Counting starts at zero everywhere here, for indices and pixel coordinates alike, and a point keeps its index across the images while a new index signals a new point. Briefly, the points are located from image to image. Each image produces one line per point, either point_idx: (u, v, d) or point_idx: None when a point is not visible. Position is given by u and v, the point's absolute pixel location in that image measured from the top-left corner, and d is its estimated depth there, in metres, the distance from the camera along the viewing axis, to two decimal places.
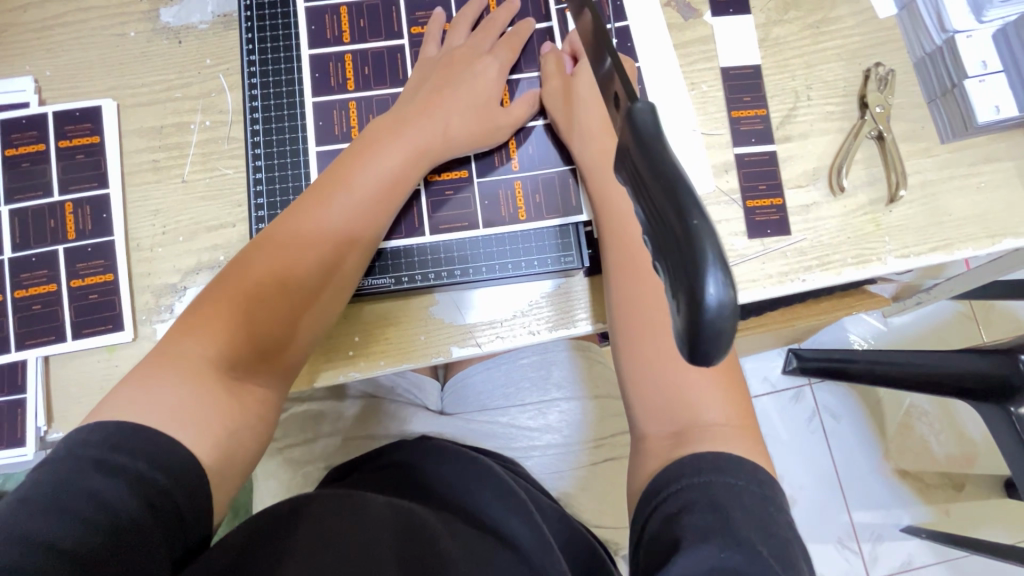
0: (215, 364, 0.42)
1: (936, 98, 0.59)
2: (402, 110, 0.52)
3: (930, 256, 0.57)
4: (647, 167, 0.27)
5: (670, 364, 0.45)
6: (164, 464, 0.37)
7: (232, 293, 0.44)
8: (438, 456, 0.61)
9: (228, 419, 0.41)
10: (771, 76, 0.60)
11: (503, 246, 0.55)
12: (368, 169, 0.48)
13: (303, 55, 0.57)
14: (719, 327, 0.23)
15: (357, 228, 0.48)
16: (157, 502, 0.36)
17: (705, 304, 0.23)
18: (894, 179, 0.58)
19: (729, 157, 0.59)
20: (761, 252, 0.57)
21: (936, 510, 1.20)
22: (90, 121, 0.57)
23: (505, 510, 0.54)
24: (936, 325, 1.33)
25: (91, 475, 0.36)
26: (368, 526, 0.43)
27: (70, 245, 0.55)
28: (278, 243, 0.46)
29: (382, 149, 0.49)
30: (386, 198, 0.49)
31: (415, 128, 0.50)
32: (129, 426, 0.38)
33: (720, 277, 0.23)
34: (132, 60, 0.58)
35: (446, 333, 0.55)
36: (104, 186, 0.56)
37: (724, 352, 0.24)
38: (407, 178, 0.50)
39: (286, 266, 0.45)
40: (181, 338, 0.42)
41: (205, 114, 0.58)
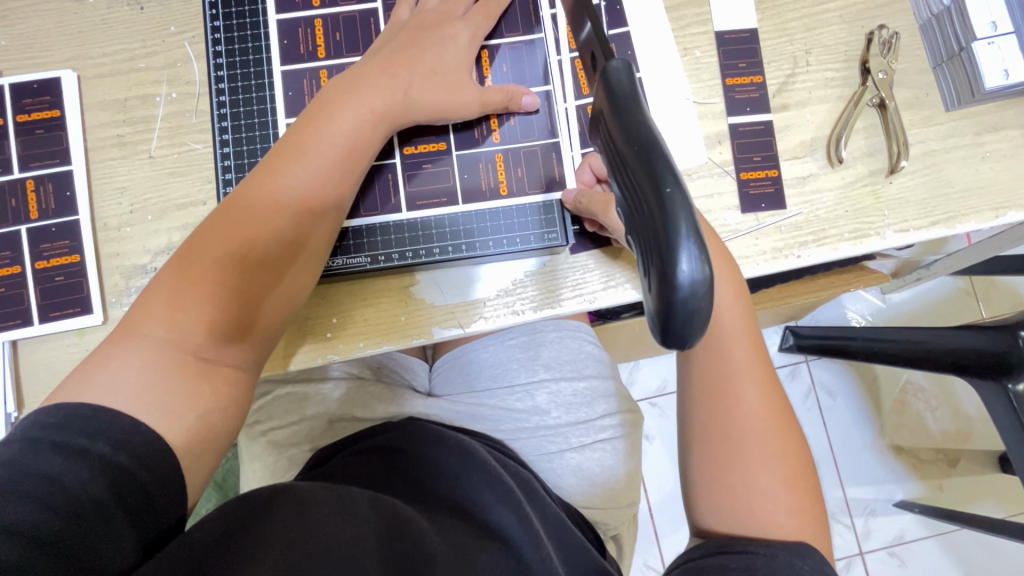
0: (176, 346, 0.40)
1: (942, 62, 0.56)
2: (358, 70, 0.48)
3: (930, 230, 0.55)
4: (623, 132, 0.25)
5: (741, 463, 0.43)
6: (132, 447, 0.36)
7: (195, 271, 0.42)
8: (428, 442, 0.59)
9: (195, 402, 0.40)
10: (768, 40, 0.57)
11: (484, 222, 0.52)
12: (327, 135, 0.45)
13: (271, 21, 0.53)
14: (692, 308, 0.22)
15: (317, 201, 0.45)
16: (124, 489, 0.35)
17: (678, 283, 0.22)
18: (895, 149, 0.55)
19: (723, 127, 0.56)
20: (755, 227, 0.54)
21: (930, 485, 1.21)
22: (48, 94, 0.54)
23: (491, 498, 0.53)
24: (936, 302, 1.31)
25: (52, 458, 0.34)
26: (355, 522, 0.42)
27: (34, 225, 0.53)
28: (237, 220, 0.43)
29: (349, 112, 0.46)
30: (354, 165, 0.47)
31: (375, 91, 0.47)
32: (95, 408, 0.37)
33: (694, 252, 0.22)
34: (91, 27, 0.55)
35: (426, 313, 0.53)
36: (67, 163, 0.53)
37: (700, 334, 0.23)
38: (373, 146, 0.47)
39: (247, 244, 0.43)
40: (145, 320, 0.40)
41: (170, 85, 0.55)
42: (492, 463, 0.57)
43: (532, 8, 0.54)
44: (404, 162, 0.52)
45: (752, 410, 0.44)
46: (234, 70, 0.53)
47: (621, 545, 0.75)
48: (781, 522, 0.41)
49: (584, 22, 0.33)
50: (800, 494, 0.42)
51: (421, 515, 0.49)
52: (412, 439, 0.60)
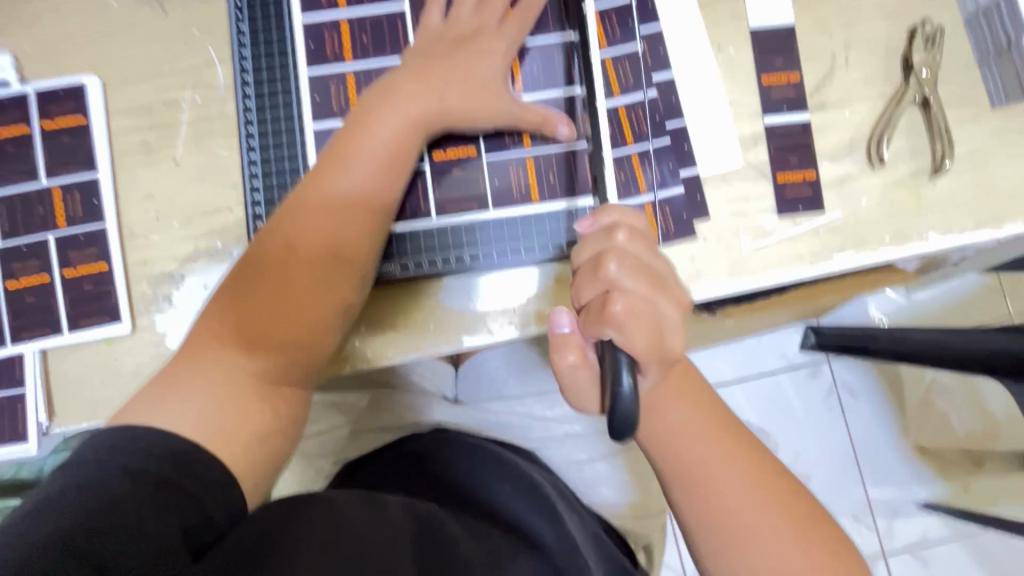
0: (233, 367, 0.42)
1: (988, 58, 0.54)
2: (394, 77, 0.47)
3: (975, 233, 0.53)
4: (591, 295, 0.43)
5: (744, 524, 0.43)
6: (190, 467, 0.38)
7: (252, 294, 0.43)
8: (462, 451, 0.60)
9: (248, 424, 0.42)
10: (805, 37, 0.55)
11: (515, 227, 0.51)
12: (366, 144, 0.44)
13: (295, 23, 0.52)
14: (627, 409, 0.38)
15: (359, 209, 0.44)
16: (184, 508, 0.36)
17: (622, 390, 0.38)
18: (938, 148, 0.53)
19: (758, 127, 0.54)
20: (792, 231, 0.53)
21: (956, 487, 1.18)
22: (74, 100, 0.53)
23: (527, 509, 0.53)
24: (963, 300, 1.28)
25: (117, 479, 0.35)
26: (386, 524, 0.41)
27: (61, 233, 0.52)
28: (285, 232, 0.43)
29: (385, 119, 0.45)
30: (395, 171, 0.46)
31: (413, 97, 0.46)
32: (158, 430, 0.39)
33: (627, 370, 0.39)
34: (115, 32, 0.54)
35: (456, 320, 0.52)
36: (93, 169, 0.53)
37: (632, 429, 0.38)
38: (412, 150, 0.46)
39: (298, 259, 0.43)
40: (208, 345, 0.43)
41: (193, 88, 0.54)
42: (525, 472, 0.58)
43: (562, 7, 0.53)
44: (434, 168, 0.51)
45: (718, 467, 0.45)
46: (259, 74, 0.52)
47: (653, 555, 0.72)
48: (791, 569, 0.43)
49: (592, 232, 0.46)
50: (807, 539, 0.43)
51: (454, 518, 0.48)
52: (443, 447, 0.60)
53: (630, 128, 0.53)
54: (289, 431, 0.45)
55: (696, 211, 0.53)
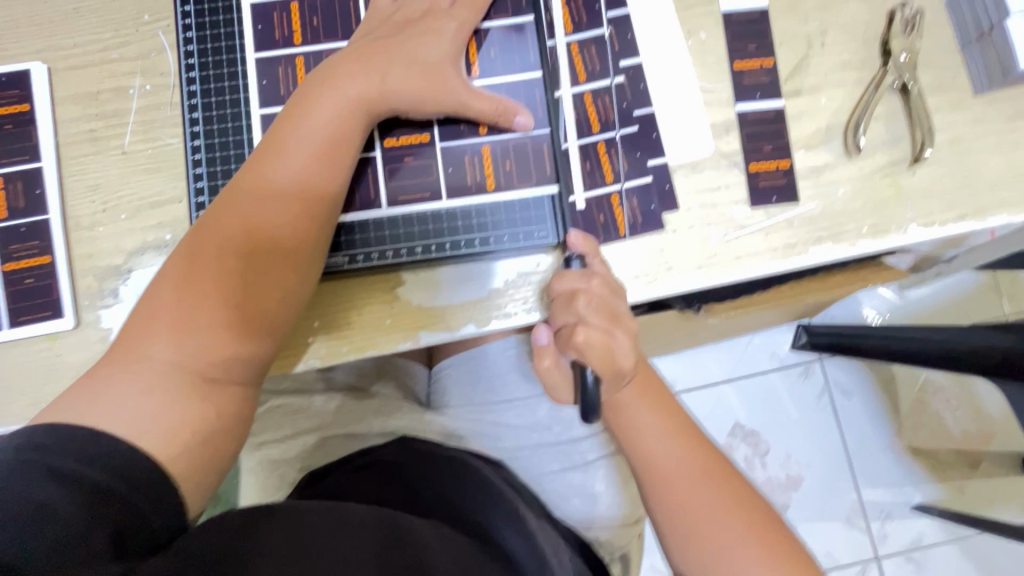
0: (175, 362, 0.39)
1: (970, 42, 0.51)
2: (338, 59, 0.45)
3: (957, 225, 0.50)
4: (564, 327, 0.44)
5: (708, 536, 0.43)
6: (130, 472, 0.35)
7: (190, 285, 0.41)
8: (431, 459, 0.59)
9: (192, 424, 0.39)
10: (779, 21, 0.53)
11: (471, 218, 0.49)
12: (308, 127, 0.43)
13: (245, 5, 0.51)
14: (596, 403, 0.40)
15: (305, 194, 0.43)
16: (119, 518, 0.33)
17: (586, 382, 0.41)
18: (918, 136, 0.51)
19: (730, 115, 0.52)
20: (764, 223, 0.51)
21: (950, 488, 1.16)
22: (18, 87, 0.51)
23: (495, 511, 0.53)
24: (957, 298, 1.25)
25: (43, 485, 0.32)
26: (358, 533, 0.40)
27: (3, 225, 0.50)
28: (225, 220, 0.42)
29: (329, 101, 0.44)
30: (343, 156, 0.44)
31: (355, 77, 0.44)
32: (93, 430, 0.36)
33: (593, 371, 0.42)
34: (61, 17, 0.52)
35: (413, 317, 0.50)
36: (36, 159, 0.51)
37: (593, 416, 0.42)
38: (360, 135, 0.45)
39: (239, 248, 0.41)
40: (140, 340, 0.39)
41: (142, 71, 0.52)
42: (494, 479, 0.57)
43: None
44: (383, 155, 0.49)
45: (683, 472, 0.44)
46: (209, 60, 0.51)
47: (631, 564, 0.71)
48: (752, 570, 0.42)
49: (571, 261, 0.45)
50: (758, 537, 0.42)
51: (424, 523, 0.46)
52: (411, 454, 0.60)
53: (597, 117, 0.50)
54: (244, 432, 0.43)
55: (666, 204, 0.51)
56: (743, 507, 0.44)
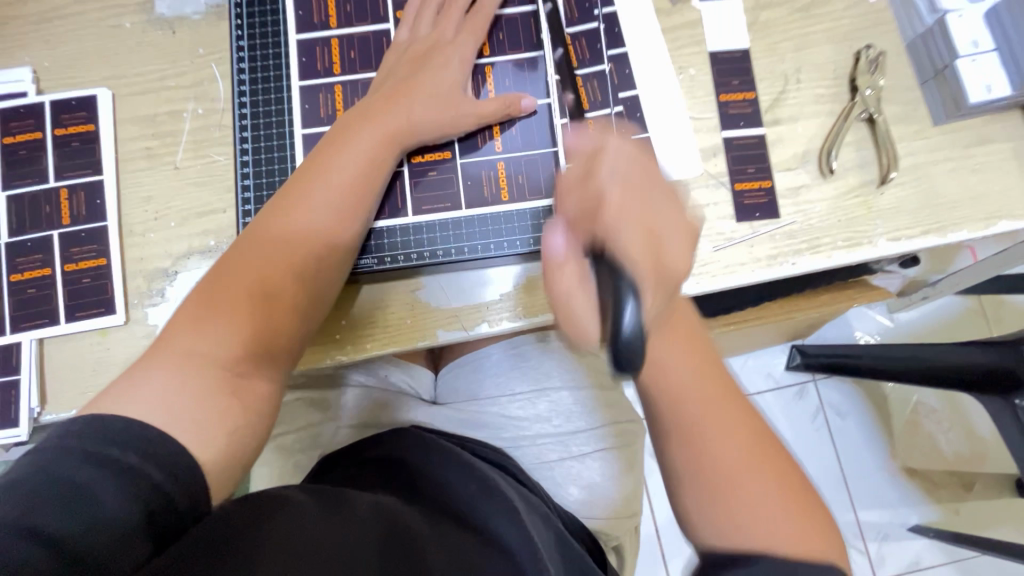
0: (213, 360, 0.42)
1: (928, 79, 0.58)
2: (367, 102, 0.52)
3: (923, 239, 0.56)
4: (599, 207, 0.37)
5: (727, 476, 0.40)
6: (172, 462, 0.37)
7: (225, 291, 0.45)
8: (433, 453, 0.62)
9: (227, 419, 0.41)
10: (759, 60, 0.60)
11: (486, 225, 0.55)
12: (346, 159, 0.50)
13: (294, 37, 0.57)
14: (633, 342, 0.33)
15: (341, 218, 0.50)
16: (151, 502, 0.35)
17: (621, 321, 0.33)
18: (885, 161, 0.57)
19: (717, 141, 0.58)
20: (749, 236, 0.56)
21: (944, 509, 1.18)
22: (85, 110, 0.58)
23: (495, 509, 0.54)
24: (943, 320, 1.30)
25: (80, 467, 0.34)
26: (360, 530, 0.43)
27: (65, 230, 0.56)
28: (265, 237, 0.47)
29: (358, 137, 0.50)
30: (368, 184, 0.50)
31: (381, 117, 0.51)
32: (131, 421, 0.38)
33: (633, 305, 0.33)
34: (126, 50, 0.60)
35: (431, 316, 0.55)
36: (98, 172, 0.57)
37: None
38: (383, 166, 0.51)
39: (281, 261, 0.47)
40: (176, 334, 0.43)
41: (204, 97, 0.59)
42: (492, 477, 0.59)
43: (534, 28, 0.58)
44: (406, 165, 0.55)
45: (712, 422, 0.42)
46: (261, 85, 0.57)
47: (625, 556, 0.75)
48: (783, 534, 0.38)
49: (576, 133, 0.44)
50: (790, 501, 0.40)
51: (427, 525, 0.49)
52: (415, 450, 0.62)
53: None
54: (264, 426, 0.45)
55: None
56: (766, 455, 0.41)
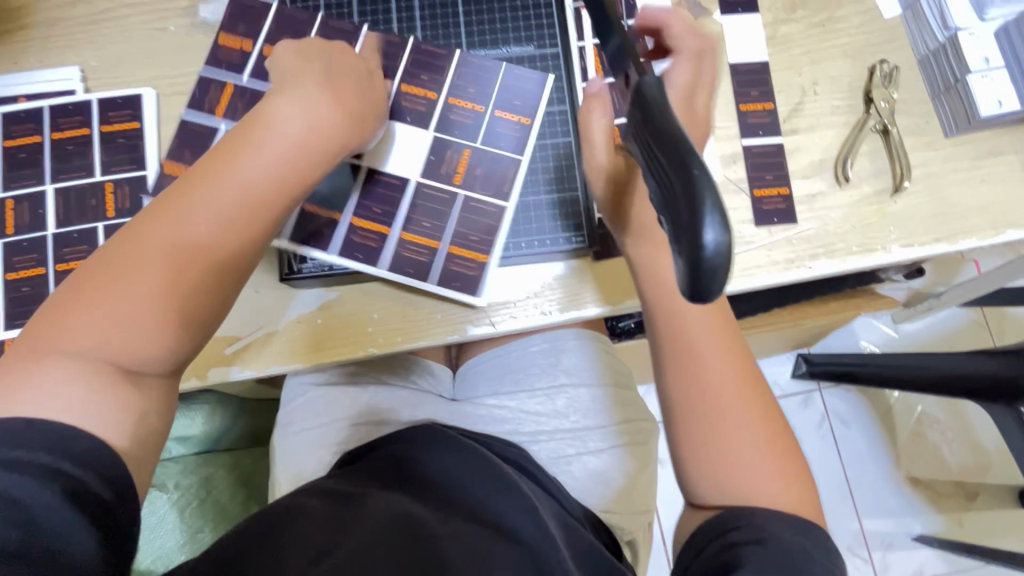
0: (97, 354, 0.39)
1: (940, 93, 0.61)
2: (296, 96, 0.49)
3: (934, 246, 0.58)
4: (649, 114, 0.28)
5: (722, 412, 0.47)
6: (81, 455, 0.36)
7: (107, 296, 0.40)
8: (440, 446, 0.63)
9: (133, 412, 0.39)
10: (777, 72, 0.62)
11: (516, 226, 0.57)
12: (262, 156, 0.45)
13: (258, 63, 0.59)
14: (718, 267, 0.24)
15: (251, 210, 0.45)
16: (94, 512, 0.35)
17: (703, 242, 0.24)
18: (898, 170, 0.59)
19: (736, 148, 0.61)
20: (767, 240, 0.59)
21: (949, 519, 1.19)
22: (130, 108, 0.60)
23: (506, 503, 0.57)
24: (948, 332, 1.32)
25: (7, 476, 0.33)
26: (369, 532, 0.50)
27: (110, 222, 0.58)
28: (159, 237, 0.42)
29: (272, 133, 0.46)
30: (286, 179, 0.46)
31: (299, 118, 0.48)
32: (38, 421, 0.36)
33: (717, 221, 0.24)
34: (171, 52, 0.62)
35: (461, 312, 0.57)
36: (142, 168, 0.59)
37: (720, 291, 0.24)
38: (308, 164, 0.47)
39: (181, 257, 0.42)
40: (47, 348, 0.38)
41: (196, 103, 0.59)
42: (512, 475, 0.61)
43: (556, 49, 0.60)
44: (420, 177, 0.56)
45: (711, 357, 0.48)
46: (230, 111, 0.58)
47: (638, 551, 0.76)
48: (765, 486, 0.45)
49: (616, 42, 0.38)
50: (774, 452, 0.47)
51: (431, 511, 0.55)
52: (430, 445, 0.64)
53: None
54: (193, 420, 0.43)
55: None
56: (759, 405, 0.48)
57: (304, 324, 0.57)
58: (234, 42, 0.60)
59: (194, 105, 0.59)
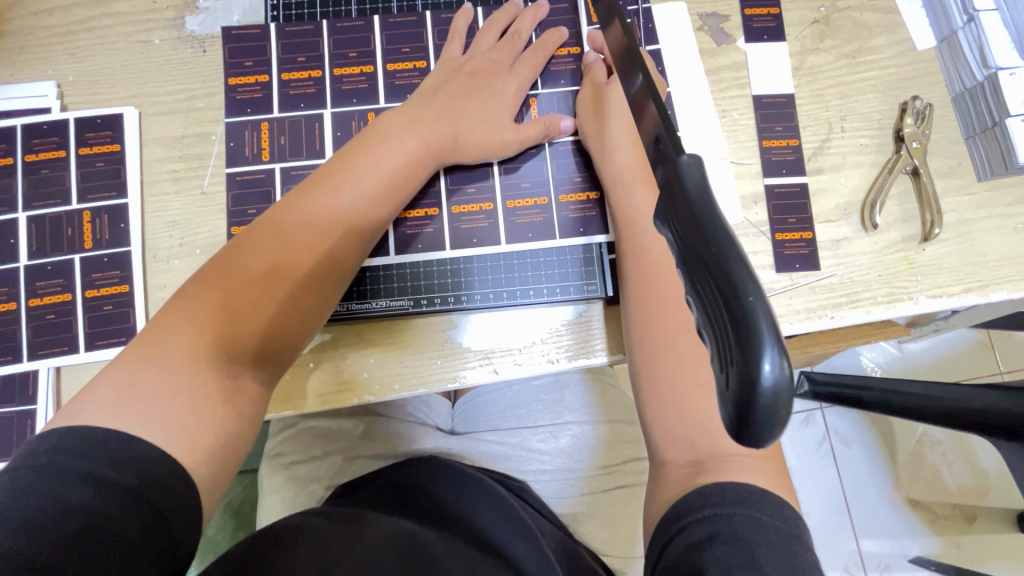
0: (205, 357, 0.39)
1: (975, 134, 0.57)
2: (416, 104, 0.52)
3: (963, 297, 0.55)
4: (694, 205, 0.25)
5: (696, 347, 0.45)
6: (159, 479, 0.34)
7: (233, 283, 0.42)
8: (445, 479, 0.61)
9: (217, 429, 0.38)
10: (804, 106, 0.59)
11: (525, 271, 0.54)
12: (381, 165, 0.48)
13: (280, 92, 0.56)
14: (775, 409, 0.20)
15: (359, 220, 0.47)
16: (151, 523, 0.33)
17: (760, 383, 0.20)
18: (928, 217, 0.56)
19: (758, 188, 0.57)
20: (789, 287, 0.55)
21: (946, 542, 1.15)
22: (111, 129, 0.56)
23: (511, 533, 0.55)
24: (954, 355, 1.30)
25: (79, 488, 0.32)
26: (371, 547, 0.45)
27: (87, 254, 0.54)
28: (285, 234, 0.44)
29: (391, 142, 0.49)
30: (396, 189, 0.49)
31: (423, 128, 0.50)
32: (122, 436, 0.35)
33: (776, 353, 0.20)
34: (154, 67, 0.57)
35: (461, 358, 0.54)
36: (123, 195, 0.55)
37: (775, 436, 0.21)
38: (416, 178, 0.50)
39: (301, 254, 0.44)
40: (169, 329, 0.39)
41: (236, 155, 0.55)
42: (511, 500, 0.59)
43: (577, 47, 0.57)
44: (557, 136, 0.55)
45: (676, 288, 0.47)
46: (275, 149, 0.55)
47: None
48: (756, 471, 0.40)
49: (634, 75, 0.35)
50: None
51: (436, 537, 0.51)
52: (431, 474, 0.62)
53: None
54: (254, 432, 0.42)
55: None
56: None
57: (295, 370, 0.53)
58: (247, 80, 0.56)
59: (235, 158, 0.55)
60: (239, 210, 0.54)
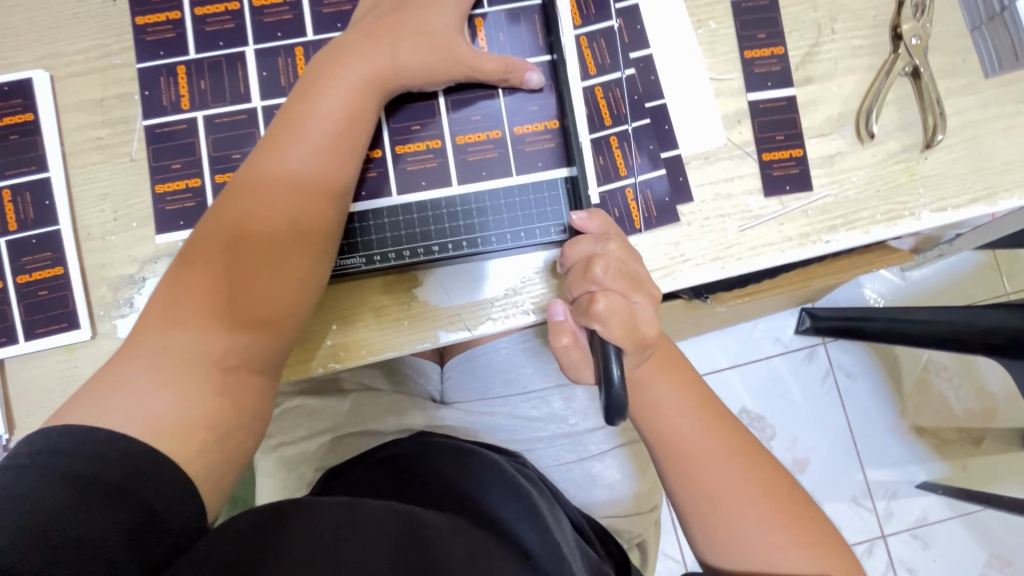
0: (190, 354, 0.38)
1: (980, 25, 0.51)
2: (346, 38, 0.45)
3: (970, 209, 0.50)
4: None
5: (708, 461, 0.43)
6: (148, 476, 0.34)
7: (200, 278, 0.40)
8: (445, 450, 0.56)
9: (208, 424, 0.38)
10: (789, 8, 0.52)
11: (487, 217, 0.49)
12: (323, 112, 0.42)
13: (196, 32, 0.50)
14: None
15: (323, 179, 0.42)
16: (133, 520, 0.33)
17: None
18: (930, 121, 0.51)
19: (742, 105, 0.52)
20: (779, 213, 0.51)
21: (953, 466, 1.14)
22: (21, 96, 0.51)
23: (513, 510, 0.49)
24: (959, 278, 1.26)
25: (57, 487, 0.32)
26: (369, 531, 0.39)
27: (13, 237, 0.50)
28: (244, 215, 0.41)
29: (330, 86, 0.43)
30: (352, 135, 0.43)
31: (363, 57, 0.44)
32: (110, 433, 0.35)
33: None
34: (61, 22, 0.51)
35: (430, 317, 0.50)
36: (44, 169, 0.50)
37: None
38: (368, 117, 0.44)
39: (266, 232, 0.41)
40: (148, 332, 0.39)
41: (156, 107, 0.50)
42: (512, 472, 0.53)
43: None
44: (518, 85, 0.49)
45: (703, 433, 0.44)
46: (196, 97, 0.49)
47: (645, 551, 0.73)
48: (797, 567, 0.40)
49: None
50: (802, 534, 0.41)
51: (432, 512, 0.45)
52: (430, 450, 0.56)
53: (593, 59, 0.50)
54: (254, 423, 0.41)
55: (679, 195, 0.51)
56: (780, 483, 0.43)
57: None
58: (157, 19, 0.50)
59: (156, 110, 0.50)
60: (162, 166, 0.49)
